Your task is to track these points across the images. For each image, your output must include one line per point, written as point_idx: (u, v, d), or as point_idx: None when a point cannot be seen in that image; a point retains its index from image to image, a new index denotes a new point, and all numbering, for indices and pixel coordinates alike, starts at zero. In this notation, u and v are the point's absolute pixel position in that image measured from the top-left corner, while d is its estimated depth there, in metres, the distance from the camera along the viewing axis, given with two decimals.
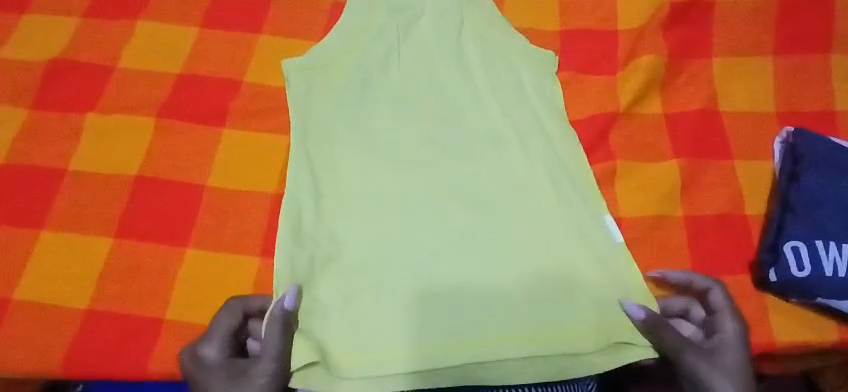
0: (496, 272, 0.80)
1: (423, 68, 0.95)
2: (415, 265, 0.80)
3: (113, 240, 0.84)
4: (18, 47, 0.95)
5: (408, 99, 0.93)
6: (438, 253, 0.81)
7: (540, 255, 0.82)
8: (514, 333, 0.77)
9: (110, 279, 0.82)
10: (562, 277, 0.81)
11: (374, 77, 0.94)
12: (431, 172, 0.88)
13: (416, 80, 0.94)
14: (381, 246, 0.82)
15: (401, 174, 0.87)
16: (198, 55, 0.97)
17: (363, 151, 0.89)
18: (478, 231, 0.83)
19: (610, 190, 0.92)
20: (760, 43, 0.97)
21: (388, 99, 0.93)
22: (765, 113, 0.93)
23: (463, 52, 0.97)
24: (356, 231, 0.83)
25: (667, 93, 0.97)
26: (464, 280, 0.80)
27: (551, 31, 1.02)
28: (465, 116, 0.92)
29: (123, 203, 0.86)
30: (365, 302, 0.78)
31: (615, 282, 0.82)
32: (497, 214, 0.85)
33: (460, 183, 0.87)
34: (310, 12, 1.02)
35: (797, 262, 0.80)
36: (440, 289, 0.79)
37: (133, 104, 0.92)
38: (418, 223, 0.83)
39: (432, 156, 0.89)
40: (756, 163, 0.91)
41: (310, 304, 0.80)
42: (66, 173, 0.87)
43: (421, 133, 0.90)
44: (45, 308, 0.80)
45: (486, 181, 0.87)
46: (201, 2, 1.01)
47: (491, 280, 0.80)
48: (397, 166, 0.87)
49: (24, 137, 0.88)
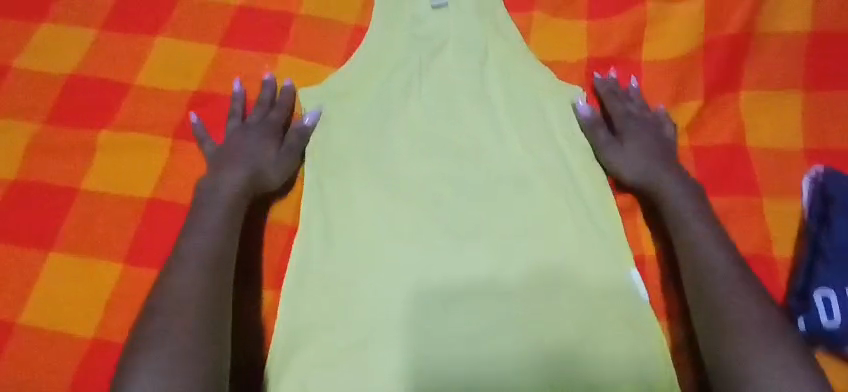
0: (512, 311, 0.80)
1: (442, 103, 0.94)
2: (429, 309, 0.80)
3: (124, 264, 0.79)
4: (30, 58, 0.91)
5: (422, 135, 0.92)
6: (455, 297, 0.81)
7: (565, 299, 0.80)
8: (525, 385, 0.75)
9: (119, 306, 0.77)
10: (580, 324, 0.79)
11: (394, 110, 0.93)
12: (444, 211, 0.86)
13: (433, 115, 0.93)
14: (396, 287, 0.81)
15: (414, 213, 0.86)
16: (218, 74, 0.93)
17: (380, 189, 0.88)
18: (497, 274, 0.82)
19: (634, 227, 0.91)
20: (792, 78, 0.95)
21: (406, 133, 0.92)
22: (793, 150, 0.92)
23: (486, 87, 0.95)
24: (371, 272, 0.82)
25: (693, 128, 0.96)
26: (478, 327, 0.79)
27: (574, 59, 1.01)
28: (481, 152, 0.91)
29: (135, 225, 0.81)
30: (375, 349, 0.77)
31: (643, 329, 0.79)
32: (517, 254, 0.83)
33: (476, 221, 0.86)
34: (333, 34, 0.99)
35: (826, 310, 0.79)
36: (452, 330, 0.79)
37: (148, 121, 0.88)
38: (435, 264, 0.82)
39: (444, 195, 0.88)
40: (781, 202, 0.90)
41: (320, 349, 0.78)
42: (77, 193, 0.82)
43: (436, 171, 0.89)
44: (48, 335, 0.75)
45: (502, 220, 0.86)
46: (221, 19, 0.97)
47: (503, 328, 0.79)
48: (409, 204, 0.87)
49: (33, 153, 0.84)
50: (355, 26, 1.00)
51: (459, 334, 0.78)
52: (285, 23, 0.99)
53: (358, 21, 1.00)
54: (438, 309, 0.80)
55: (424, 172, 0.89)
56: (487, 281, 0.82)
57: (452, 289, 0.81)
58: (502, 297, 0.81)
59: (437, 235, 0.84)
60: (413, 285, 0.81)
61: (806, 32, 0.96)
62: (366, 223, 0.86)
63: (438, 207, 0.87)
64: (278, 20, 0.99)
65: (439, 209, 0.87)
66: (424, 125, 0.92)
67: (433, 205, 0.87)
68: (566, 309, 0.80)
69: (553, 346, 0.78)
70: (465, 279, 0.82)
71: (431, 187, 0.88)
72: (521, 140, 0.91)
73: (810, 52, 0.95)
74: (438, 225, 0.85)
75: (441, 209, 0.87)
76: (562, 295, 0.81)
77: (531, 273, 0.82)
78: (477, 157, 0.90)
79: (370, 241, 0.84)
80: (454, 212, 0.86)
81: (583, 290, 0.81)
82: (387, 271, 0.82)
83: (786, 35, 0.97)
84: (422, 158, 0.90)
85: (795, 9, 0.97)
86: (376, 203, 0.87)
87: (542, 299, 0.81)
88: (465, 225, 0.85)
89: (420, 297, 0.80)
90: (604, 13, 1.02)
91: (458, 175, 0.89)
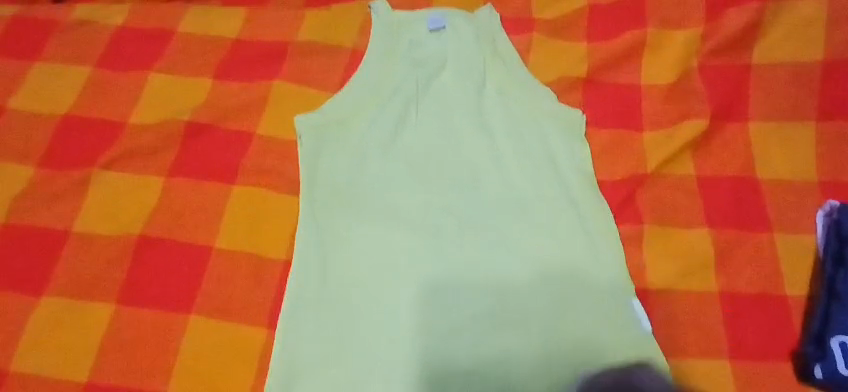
0: (516, 348, 0.76)
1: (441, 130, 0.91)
2: (427, 340, 0.77)
3: (115, 306, 0.77)
4: (24, 99, 0.91)
5: (424, 163, 0.89)
6: (458, 327, 0.78)
7: (565, 332, 0.77)
8: None
9: (110, 350, 0.75)
10: (586, 361, 0.76)
11: (392, 134, 0.90)
12: (446, 243, 0.83)
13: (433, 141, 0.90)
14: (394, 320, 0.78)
15: (414, 242, 0.83)
16: (209, 104, 0.91)
17: (378, 220, 0.84)
18: (498, 304, 0.79)
19: (638, 258, 0.85)
20: (803, 107, 0.91)
21: (404, 159, 0.89)
22: (805, 182, 0.87)
23: (484, 112, 0.93)
24: (370, 307, 0.78)
25: (699, 156, 0.91)
26: (482, 360, 0.76)
27: (577, 77, 0.97)
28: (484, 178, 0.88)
29: (126, 265, 0.80)
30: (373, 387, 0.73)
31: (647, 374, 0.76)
32: (518, 286, 0.80)
33: (477, 251, 0.82)
34: (326, 57, 0.96)
35: (844, 358, 0.74)
36: (455, 366, 0.76)
37: (142, 158, 0.87)
38: (432, 294, 0.79)
39: (447, 223, 0.84)
40: (794, 238, 0.84)
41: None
42: (69, 234, 0.81)
43: (439, 198, 0.86)
44: (39, 381, 0.73)
45: (501, 249, 0.83)
46: (215, 52, 0.96)
47: (508, 361, 0.76)
48: (410, 233, 0.83)
49: (26, 195, 0.84)
50: (351, 50, 0.97)
51: (466, 371, 0.75)
52: (279, 49, 0.97)
53: (355, 45, 0.98)
54: (442, 346, 0.77)
55: (428, 200, 0.86)
56: (490, 311, 0.79)
57: (455, 326, 0.78)
58: (504, 327, 0.78)
59: (438, 270, 0.81)
60: (415, 321, 0.78)
61: (815, 61, 0.92)
62: (369, 255, 0.82)
63: (440, 238, 0.83)
64: (271, 47, 0.97)
65: (443, 239, 0.83)
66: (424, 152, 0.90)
67: (436, 235, 0.83)
68: (575, 348, 0.76)
69: (560, 384, 0.74)
70: (466, 314, 0.79)
71: (436, 215, 0.85)
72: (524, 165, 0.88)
73: (819, 81, 0.91)
74: (439, 260, 0.82)
75: (444, 241, 0.83)
76: (565, 331, 0.77)
77: (533, 304, 0.79)
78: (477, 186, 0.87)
79: (369, 274, 0.81)
80: (454, 243, 0.83)
81: (587, 324, 0.78)
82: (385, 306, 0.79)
83: (794, 64, 0.93)
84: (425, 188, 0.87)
85: (803, 38, 0.93)
86: (381, 233, 0.83)
87: (550, 336, 0.77)
88: (468, 258, 0.82)
89: (423, 334, 0.77)
90: (607, 37, 0.99)
91: (458, 202, 0.86)
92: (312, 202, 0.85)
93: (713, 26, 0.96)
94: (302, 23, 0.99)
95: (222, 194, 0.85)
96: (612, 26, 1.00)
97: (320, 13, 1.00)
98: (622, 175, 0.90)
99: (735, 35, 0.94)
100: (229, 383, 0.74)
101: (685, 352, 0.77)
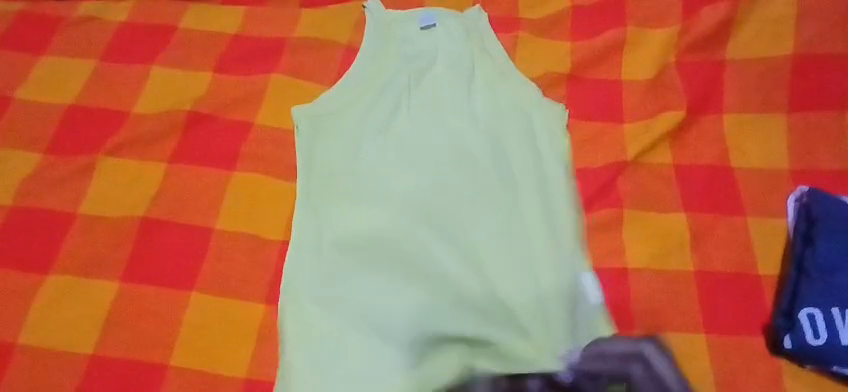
0: (509, 327, 0.80)
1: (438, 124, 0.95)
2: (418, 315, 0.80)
3: (119, 284, 0.80)
4: (33, 89, 0.96)
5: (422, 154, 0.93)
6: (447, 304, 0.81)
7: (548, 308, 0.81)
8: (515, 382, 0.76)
9: (115, 325, 0.78)
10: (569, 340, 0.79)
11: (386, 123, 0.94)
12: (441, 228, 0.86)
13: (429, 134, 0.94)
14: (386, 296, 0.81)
15: (406, 222, 0.86)
16: (210, 96, 0.96)
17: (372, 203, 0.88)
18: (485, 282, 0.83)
19: (620, 240, 0.88)
20: (775, 100, 0.96)
21: (397, 145, 0.93)
22: (778, 169, 0.92)
23: (474, 105, 0.97)
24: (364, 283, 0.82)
25: (677, 145, 0.95)
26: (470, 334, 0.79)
27: (562, 72, 1.02)
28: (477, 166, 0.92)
29: (130, 246, 0.83)
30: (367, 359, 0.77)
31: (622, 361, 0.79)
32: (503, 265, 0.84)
33: (465, 232, 0.87)
34: (322, 52, 1.01)
35: (812, 330, 0.77)
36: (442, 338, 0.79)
37: (145, 146, 0.91)
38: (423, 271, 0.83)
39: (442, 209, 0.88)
40: (767, 221, 0.88)
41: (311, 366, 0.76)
42: (75, 217, 0.85)
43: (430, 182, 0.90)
44: (46, 354, 0.76)
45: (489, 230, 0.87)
46: (216, 48, 1.01)
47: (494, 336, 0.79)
48: (404, 218, 0.87)
49: (33, 180, 0.87)
50: (347, 46, 1.02)
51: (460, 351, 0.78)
52: (278, 45, 1.01)
53: (350, 41, 1.02)
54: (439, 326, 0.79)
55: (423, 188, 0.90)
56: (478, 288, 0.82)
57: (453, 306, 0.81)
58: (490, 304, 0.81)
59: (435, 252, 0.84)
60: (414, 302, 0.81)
61: (785, 57, 0.98)
62: (368, 238, 0.85)
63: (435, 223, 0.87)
64: (270, 44, 1.01)
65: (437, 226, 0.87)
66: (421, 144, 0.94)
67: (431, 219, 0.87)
68: (567, 327, 0.80)
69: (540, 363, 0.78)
70: (461, 292, 0.81)
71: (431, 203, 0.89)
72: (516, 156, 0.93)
73: (789, 76, 0.97)
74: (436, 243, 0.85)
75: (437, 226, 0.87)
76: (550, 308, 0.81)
77: (518, 282, 0.83)
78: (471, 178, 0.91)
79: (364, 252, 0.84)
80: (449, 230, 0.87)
81: (576, 304, 0.82)
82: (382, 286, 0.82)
83: (765, 59, 0.98)
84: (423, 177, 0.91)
85: (773, 36, 0.99)
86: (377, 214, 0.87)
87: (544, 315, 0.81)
88: (462, 243, 0.86)
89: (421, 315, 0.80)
90: (589, 36, 1.04)
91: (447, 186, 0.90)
92: (311, 188, 0.89)
93: (689, 24, 1.01)
94: (300, 21, 1.04)
95: (222, 179, 0.89)
96: (595, 25, 1.05)
97: (317, 12, 1.05)
98: (603, 163, 0.94)
99: (709, 32, 1.00)
100: (229, 355, 0.77)
101: (666, 327, 0.81)
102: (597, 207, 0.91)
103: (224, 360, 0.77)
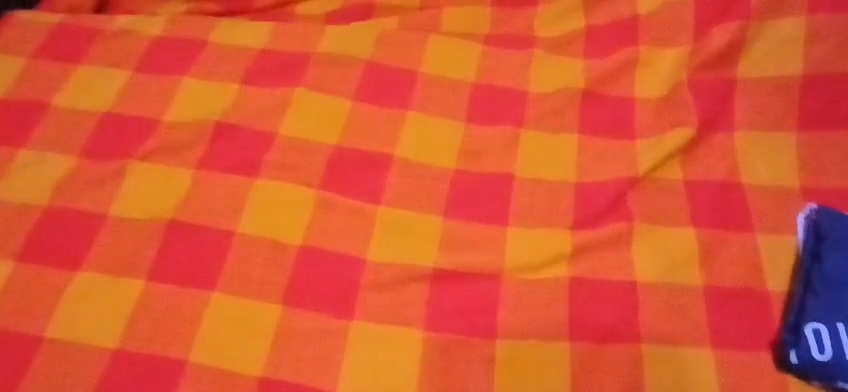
0: None
1: (455, 143, 0.99)
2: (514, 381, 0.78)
3: (145, 282, 0.85)
4: (71, 97, 1.01)
5: (441, 169, 0.96)
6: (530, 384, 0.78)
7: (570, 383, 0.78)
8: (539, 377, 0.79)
9: (139, 320, 0.82)
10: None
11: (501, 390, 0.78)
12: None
13: (447, 151, 0.98)
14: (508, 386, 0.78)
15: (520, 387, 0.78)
16: (235, 107, 1.00)
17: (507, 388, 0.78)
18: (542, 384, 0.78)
19: (628, 251, 0.88)
20: (784, 120, 0.97)
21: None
22: (788, 187, 0.92)
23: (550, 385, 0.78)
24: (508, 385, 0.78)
25: (687, 161, 0.96)
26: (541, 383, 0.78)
27: (577, 87, 1.04)
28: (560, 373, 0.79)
29: (156, 246, 0.87)
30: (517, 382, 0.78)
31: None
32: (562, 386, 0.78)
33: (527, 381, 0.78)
34: (344, 67, 1.05)
35: (817, 344, 0.76)
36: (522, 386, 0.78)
37: (173, 153, 0.95)
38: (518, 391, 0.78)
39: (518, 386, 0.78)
40: (777, 239, 0.88)
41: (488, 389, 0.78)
42: (106, 216, 0.90)
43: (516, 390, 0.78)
44: (72, 345, 0.80)
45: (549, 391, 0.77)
46: (245, 62, 1.06)
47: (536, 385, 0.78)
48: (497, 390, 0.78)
49: (67, 181, 0.93)
50: (367, 61, 1.06)
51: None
52: (302, 59, 1.06)
53: (370, 57, 1.07)
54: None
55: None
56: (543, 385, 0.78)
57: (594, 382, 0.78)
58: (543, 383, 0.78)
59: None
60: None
61: (795, 76, 0.99)
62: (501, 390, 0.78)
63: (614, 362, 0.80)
64: (294, 58, 1.06)
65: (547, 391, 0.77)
66: (440, 160, 0.97)
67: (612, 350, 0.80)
68: (585, 341, 0.81)
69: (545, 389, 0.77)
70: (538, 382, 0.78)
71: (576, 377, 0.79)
72: (537, 176, 0.96)
73: (799, 96, 0.98)
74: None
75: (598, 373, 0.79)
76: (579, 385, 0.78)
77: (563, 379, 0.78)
78: (490, 194, 0.94)
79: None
80: (466, 246, 0.90)
81: (590, 319, 0.83)
82: (398, 292, 0.85)
83: (775, 79, 1.00)
84: (441, 194, 0.94)
85: (784, 57, 1.01)
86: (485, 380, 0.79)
87: (566, 326, 0.82)
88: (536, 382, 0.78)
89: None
90: (603, 54, 1.07)
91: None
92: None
93: (702, 43, 1.03)
94: (323, 37, 1.09)
95: (245, 186, 0.93)
96: (609, 44, 1.08)
97: (340, 28, 1.10)
98: (614, 176, 0.95)
99: (720, 51, 1.02)
100: (244, 354, 0.80)
101: (672, 339, 0.81)
102: (606, 221, 0.91)
103: (239, 359, 0.80)
